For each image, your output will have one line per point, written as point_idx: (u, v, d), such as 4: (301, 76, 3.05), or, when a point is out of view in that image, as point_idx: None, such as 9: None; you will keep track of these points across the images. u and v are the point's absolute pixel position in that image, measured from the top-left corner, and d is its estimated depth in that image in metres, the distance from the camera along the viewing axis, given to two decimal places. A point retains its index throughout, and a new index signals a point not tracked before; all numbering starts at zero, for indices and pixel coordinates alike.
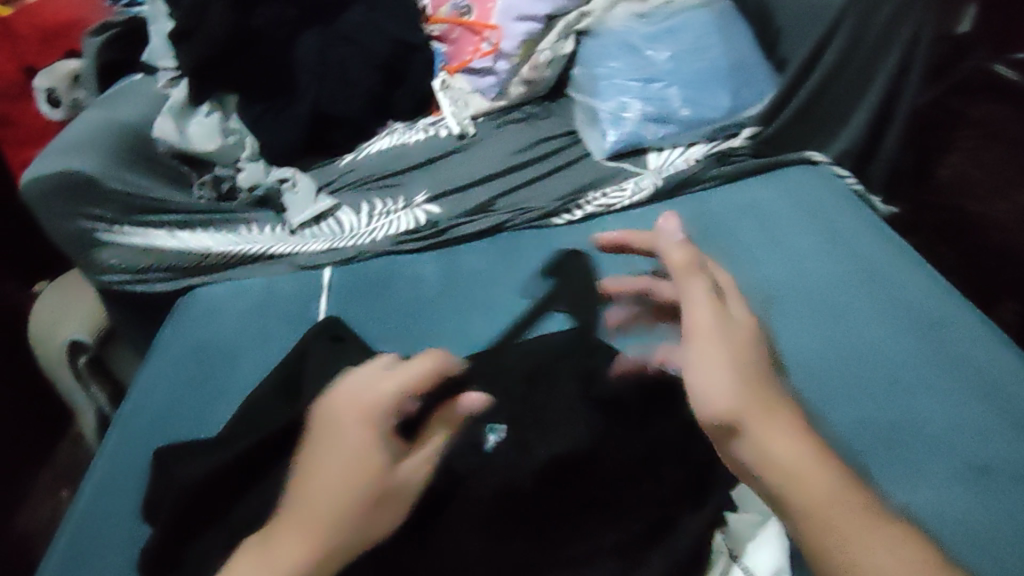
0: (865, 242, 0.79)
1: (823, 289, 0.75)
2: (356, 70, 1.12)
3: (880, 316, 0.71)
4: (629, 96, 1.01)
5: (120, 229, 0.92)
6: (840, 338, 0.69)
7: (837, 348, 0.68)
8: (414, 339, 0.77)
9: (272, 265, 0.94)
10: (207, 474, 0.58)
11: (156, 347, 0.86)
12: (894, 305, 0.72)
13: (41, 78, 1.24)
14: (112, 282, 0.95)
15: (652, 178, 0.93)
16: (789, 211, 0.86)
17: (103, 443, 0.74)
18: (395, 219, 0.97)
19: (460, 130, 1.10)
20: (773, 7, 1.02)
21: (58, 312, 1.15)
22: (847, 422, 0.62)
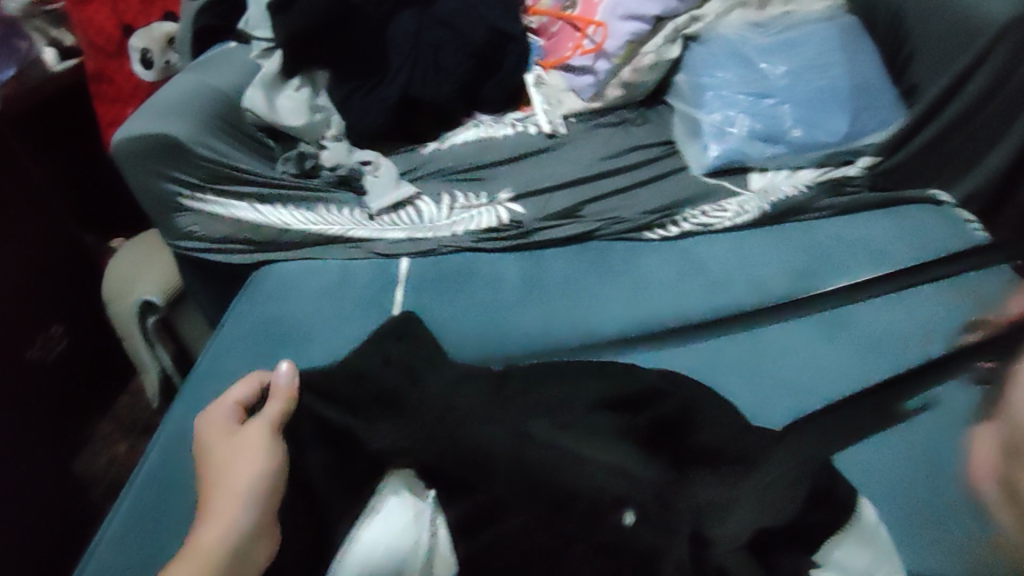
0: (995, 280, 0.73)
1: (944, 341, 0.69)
2: (449, 57, 1.09)
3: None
4: (736, 110, 0.95)
5: (203, 196, 0.92)
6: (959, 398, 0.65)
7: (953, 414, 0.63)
8: (496, 343, 0.74)
9: (348, 248, 0.92)
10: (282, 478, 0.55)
11: (227, 318, 0.84)
12: None
13: (138, 36, 1.26)
14: (191, 248, 0.95)
15: (758, 200, 0.87)
16: (907, 249, 0.80)
17: (168, 409, 0.73)
18: (477, 214, 0.93)
19: (551, 129, 1.06)
20: (906, 31, 0.95)
21: (132, 270, 1.15)
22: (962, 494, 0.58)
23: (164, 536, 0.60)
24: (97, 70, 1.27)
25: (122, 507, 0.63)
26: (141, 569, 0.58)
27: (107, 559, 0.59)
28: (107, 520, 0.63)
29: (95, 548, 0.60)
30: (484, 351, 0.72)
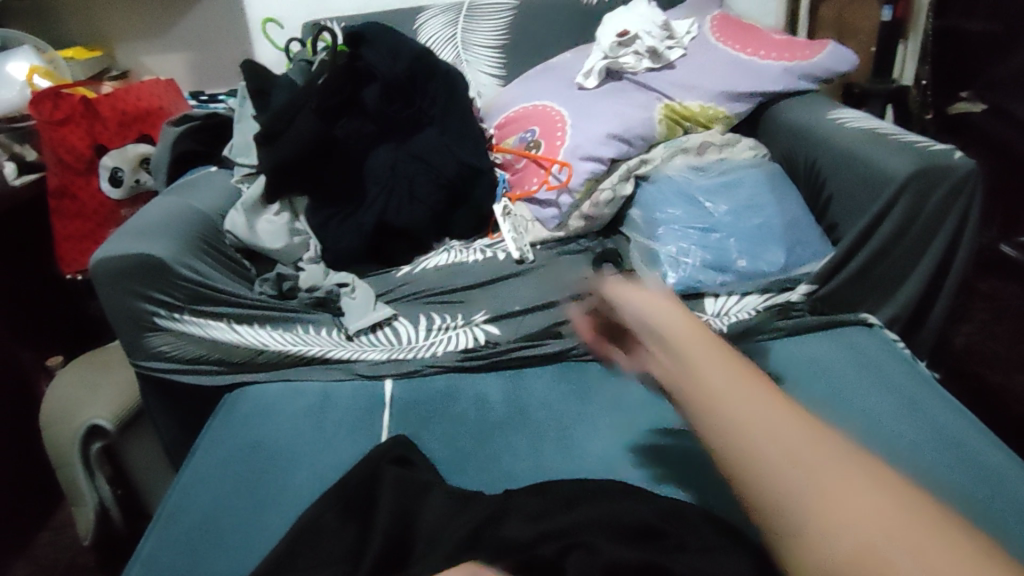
0: (928, 399, 0.80)
1: (891, 443, 0.74)
2: (421, 186, 1.16)
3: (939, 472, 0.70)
4: (688, 242, 1.06)
5: (180, 316, 0.91)
6: None
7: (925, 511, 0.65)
8: (486, 462, 0.75)
9: (330, 370, 0.92)
10: None
11: (198, 448, 0.82)
12: (961, 461, 0.71)
13: (110, 155, 1.29)
14: (157, 368, 0.93)
15: (716, 324, 0.96)
16: (853, 367, 0.87)
17: (140, 544, 0.69)
18: (455, 335, 0.97)
19: (519, 255, 1.13)
20: (825, 176, 1.09)
21: (80, 391, 1.10)
22: None
23: None
24: (61, 186, 1.29)
25: None
26: None
27: None
28: None
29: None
30: (482, 484, 0.72)
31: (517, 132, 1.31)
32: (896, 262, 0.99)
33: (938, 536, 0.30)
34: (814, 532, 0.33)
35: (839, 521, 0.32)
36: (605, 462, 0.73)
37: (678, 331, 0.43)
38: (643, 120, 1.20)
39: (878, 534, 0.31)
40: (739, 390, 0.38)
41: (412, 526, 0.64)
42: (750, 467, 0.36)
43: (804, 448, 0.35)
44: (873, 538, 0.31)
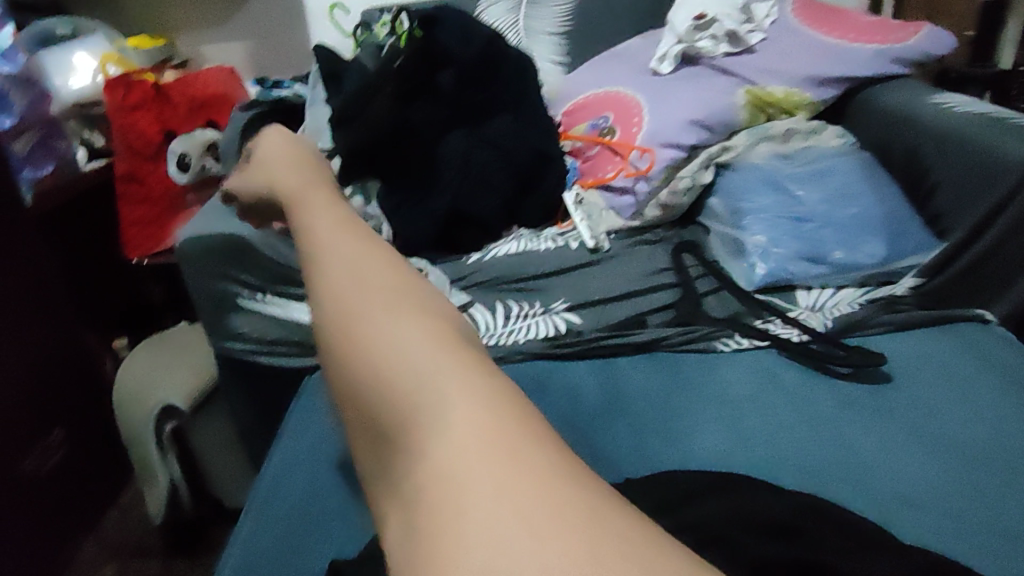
0: None
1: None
2: (495, 173, 1.13)
3: None
4: (779, 232, 1.01)
5: (260, 298, 0.88)
6: None
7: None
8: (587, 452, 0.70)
9: None
10: None
11: (283, 432, 0.79)
12: None
13: (178, 142, 1.27)
14: (237, 351, 0.92)
15: (816, 318, 0.90)
16: (978, 364, 0.80)
17: (235, 530, 0.66)
18: (536, 323, 0.94)
19: (594, 244, 1.09)
20: (929, 165, 1.03)
21: (152, 371, 1.10)
22: None
23: None
24: (128, 172, 1.29)
25: None
26: None
27: None
28: None
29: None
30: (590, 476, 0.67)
31: (588, 119, 1.27)
32: None
33: (569, 540, 0.28)
34: (440, 512, 0.31)
35: (477, 481, 0.31)
36: (720, 458, 0.67)
37: (364, 296, 0.40)
38: (726, 105, 1.15)
39: (510, 530, 0.29)
40: (437, 384, 0.35)
41: None
42: (442, 491, 0.32)
43: (462, 482, 0.31)
44: (491, 537, 0.29)
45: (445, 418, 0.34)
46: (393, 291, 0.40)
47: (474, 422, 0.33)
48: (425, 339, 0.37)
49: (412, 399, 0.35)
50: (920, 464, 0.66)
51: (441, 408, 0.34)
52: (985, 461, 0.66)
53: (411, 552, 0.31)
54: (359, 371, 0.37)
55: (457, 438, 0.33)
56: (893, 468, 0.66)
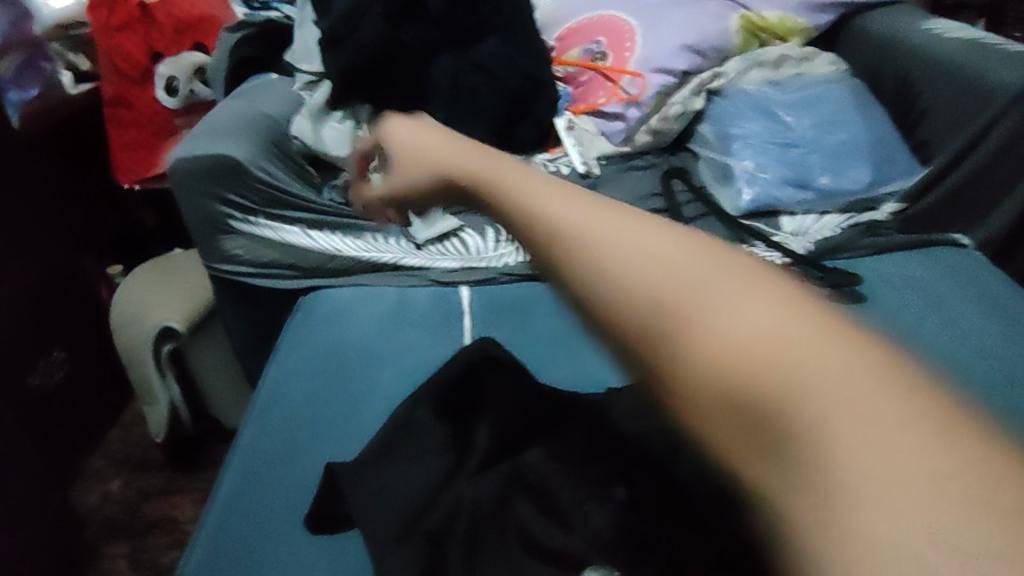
0: None
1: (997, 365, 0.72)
2: (486, 99, 1.12)
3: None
4: (766, 158, 1.02)
5: (255, 219, 0.91)
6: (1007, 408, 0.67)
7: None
8: (572, 365, 0.75)
9: (400, 276, 0.91)
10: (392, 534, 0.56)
11: (281, 344, 0.82)
12: None
13: (165, 64, 1.26)
14: (231, 272, 0.93)
15: (796, 241, 0.94)
16: (952, 286, 0.84)
17: (238, 431, 0.70)
18: (526, 247, 0.95)
19: (584, 169, 1.10)
20: (919, 92, 1.03)
21: (150, 294, 1.12)
22: None
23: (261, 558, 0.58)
24: (116, 95, 1.27)
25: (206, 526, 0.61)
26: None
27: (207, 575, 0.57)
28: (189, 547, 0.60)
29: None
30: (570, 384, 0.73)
31: (581, 43, 1.25)
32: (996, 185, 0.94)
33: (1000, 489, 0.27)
34: (774, 401, 0.30)
35: (844, 404, 0.30)
36: None
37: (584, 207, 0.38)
38: (719, 31, 1.15)
39: (936, 519, 0.27)
40: (827, 336, 0.31)
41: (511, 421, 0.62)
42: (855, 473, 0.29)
43: (794, 345, 0.31)
44: (938, 542, 0.27)
45: (746, 323, 0.31)
46: (599, 208, 0.37)
47: (793, 311, 0.32)
48: (674, 233, 0.36)
49: (738, 291, 0.32)
50: None
51: (729, 311, 0.32)
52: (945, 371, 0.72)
53: (808, 534, 0.29)
54: (594, 264, 0.34)
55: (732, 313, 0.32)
56: None
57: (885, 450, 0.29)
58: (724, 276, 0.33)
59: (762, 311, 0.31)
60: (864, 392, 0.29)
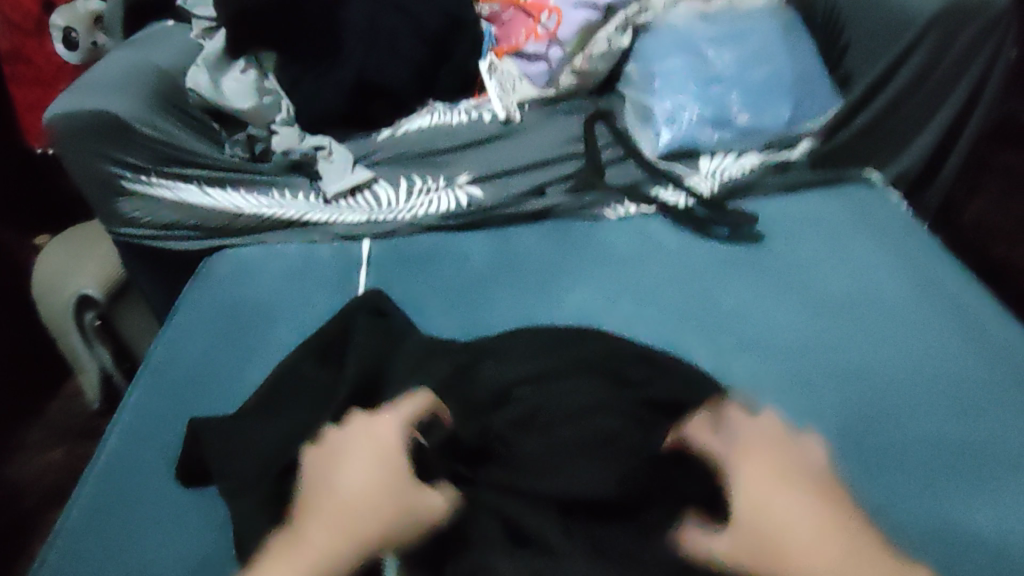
0: (930, 260, 0.80)
1: (885, 301, 0.74)
2: (404, 42, 1.08)
3: (923, 333, 0.70)
4: (686, 96, 0.98)
5: (150, 179, 0.88)
6: (888, 350, 0.68)
7: (925, 360, 0.67)
8: (469, 320, 0.74)
9: (306, 232, 0.91)
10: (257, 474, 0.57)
11: (180, 303, 0.81)
12: (954, 319, 0.72)
13: (58, 14, 1.17)
14: (131, 236, 0.91)
15: (707, 182, 0.92)
16: (858, 224, 0.85)
17: (122, 397, 0.69)
18: (436, 198, 0.93)
19: (505, 116, 1.06)
20: (846, 21, 1.01)
21: (66, 261, 1.09)
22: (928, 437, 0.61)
23: (134, 518, 0.57)
24: (13, 49, 1.19)
25: (79, 498, 0.59)
26: (112, 552, 0.55)
27: (75, 539, 0.56)
28: (73, 498, 0.60)
29: (54, 541, 0.56)
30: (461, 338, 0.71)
31: None
32: (908, 116, 0.98)
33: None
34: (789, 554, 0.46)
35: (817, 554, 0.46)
36: (590, 313, 0.74)
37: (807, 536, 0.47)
38: None
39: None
40: (789, 501, 0.49)
41: (384, 377, 0.63)
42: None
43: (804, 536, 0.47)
44: None
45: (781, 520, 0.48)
46: (798, 522, 0.47)
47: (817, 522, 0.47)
48: (794, 491, 0.49)
49: (735, 452, 0.53)
50: (784, 316, 0.73)
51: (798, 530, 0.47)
52: (832, 307, 0.74)
53: None
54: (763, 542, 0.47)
55: (795, 533, 0.47)
56: (743, 314, 0.74)
57: (787, 511, 0.48)
58: (716, 437, 0.55)
59: (753, 457, 0.53)
60: (827, 527, 0.47)
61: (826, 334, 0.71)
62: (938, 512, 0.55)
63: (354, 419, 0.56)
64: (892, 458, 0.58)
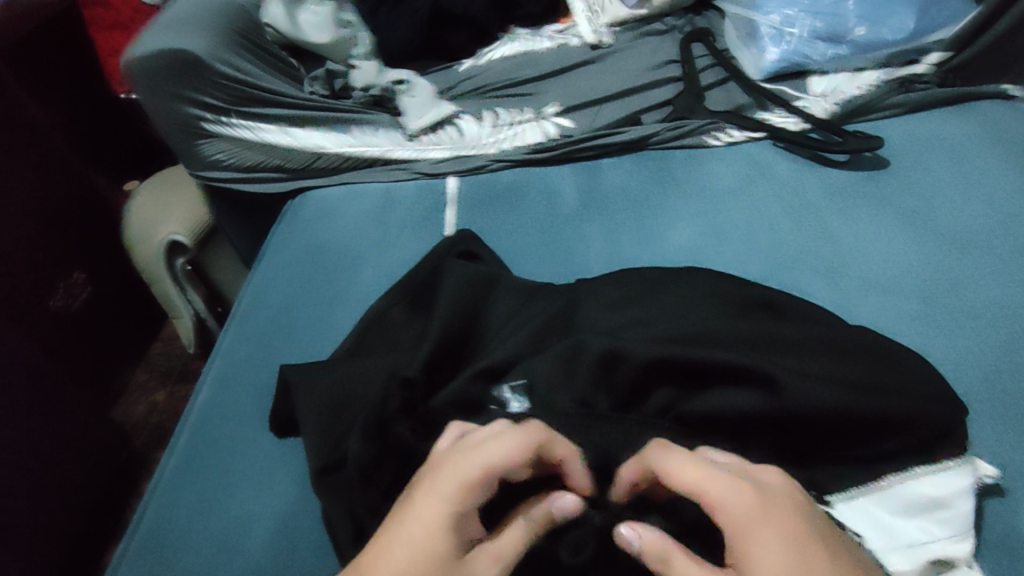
0: None
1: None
2: None
3: None
4: (795, 9, 0.88)
5: (229, 120, 0.85)
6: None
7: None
8: (566, 264, 0.69)
9: (389, 170, 0.87)
10: (356, 402, 0.54)
11: (266, 249, 0.80)
12: None
13: None
14: (217, 179, 0.89)
15: (826, 102, 0.83)
16: (995, 146, 0.75)
17: (220, 339, 0.71)
18: (522, 130, 0.88)
19: (595, 40, 0.99)
20: None
21: (156, 207, 1.10)
22: None
23: (233, 475, 0.58)
24: None
25: (178, 450, 0.61)
26: (208, 496, 0.57)
27: (175, 491, 0.58)
28: (169, 452, 0.62)
29: (155, 491, 0.59)
30: (555, 279, 0.68)
31: None
32: None
33: None
34: None
35: None
36: (689, 251, 0.69)
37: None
38: None
39: None
40: (804, 567, 0.32)
41: (476, 318, 0.60)
42: None
43: None
44: None
45: None
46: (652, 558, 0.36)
47: None
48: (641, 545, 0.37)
49: (736, 499, 0.34)
50: (894, 249, 0.66)
51: None
52: (960, 242, 0.66)
53: None
54: None
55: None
56: (860, 250, 0.67)
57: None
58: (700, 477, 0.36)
59: (776, 520, 0.34)
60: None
61: (957, 276, 0.63)
62: None
63: (447, 461, 0.37)
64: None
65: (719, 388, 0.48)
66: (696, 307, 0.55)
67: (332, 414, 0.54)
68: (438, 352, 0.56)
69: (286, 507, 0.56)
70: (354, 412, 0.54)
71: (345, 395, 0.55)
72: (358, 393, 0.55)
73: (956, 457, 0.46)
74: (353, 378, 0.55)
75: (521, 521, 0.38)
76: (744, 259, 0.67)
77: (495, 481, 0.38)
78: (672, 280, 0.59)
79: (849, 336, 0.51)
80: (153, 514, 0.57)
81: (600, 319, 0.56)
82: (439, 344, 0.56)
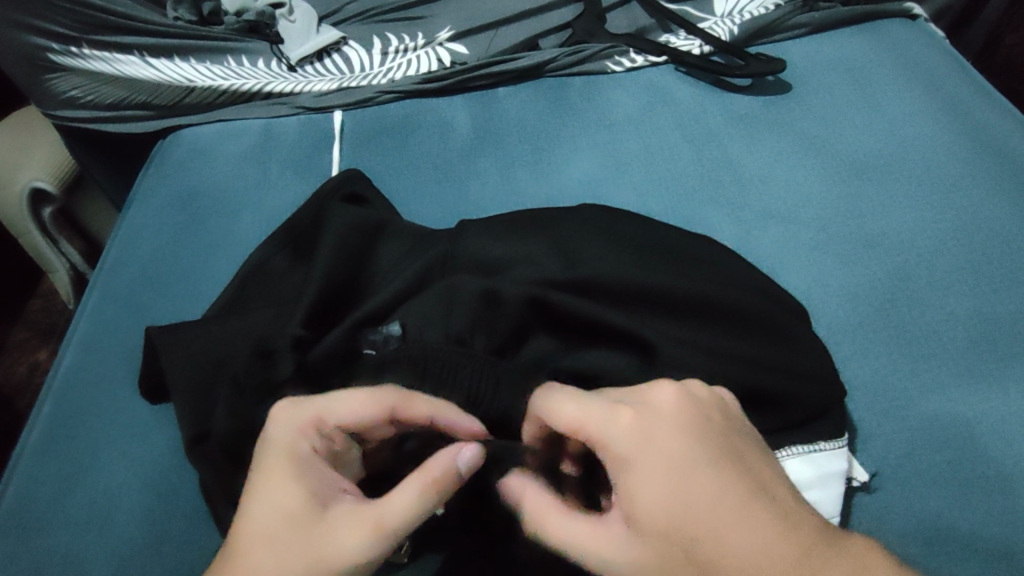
0: (979, 110, 0.69)
1: (926, 162, 0.65)
2: None
3: (965, 200, 0.62)
4: None
5: (80, 51, 0.75)
6: (925, 222, 0.61)
7: (959, 212, 0.61)
8: (457, 204, 0.66)
9: (269, 104, 0.79)
10: (216, 361, 0.50)
11: (134, 197, 0.73)
12: (1011, 177, 0.63)
13: None
14: (75, 119, 0.78)
15: (727, 23, 0.81)
16: (895, 68, 0.75)
17: (83, 301, 0.64)
18: (415, 58, 0.82)
19: None
20: None
21: (13, 153, 0.97)
22: (965, 303, 0.55)
23: (103, 446, 0.54)
24: None
25: (40, 421, 0.56)
26: (76, 469, 0.53)
27: (37, 467, 0.53)
28: (29, 426, 0.56)
29: (15, 467, 0.54)
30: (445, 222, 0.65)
31: None
32: None
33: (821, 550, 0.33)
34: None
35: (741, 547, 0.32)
36: (586, 184, 0.67)
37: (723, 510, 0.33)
38: None
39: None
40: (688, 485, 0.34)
41: (363, 266, 0.56)
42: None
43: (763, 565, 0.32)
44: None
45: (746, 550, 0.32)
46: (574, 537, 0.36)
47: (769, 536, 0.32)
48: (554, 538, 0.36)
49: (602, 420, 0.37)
50: (796, 177, 0.66)
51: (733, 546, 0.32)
52: (857, 170, 0.66)
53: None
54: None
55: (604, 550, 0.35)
56: (758, 176, 0.67)
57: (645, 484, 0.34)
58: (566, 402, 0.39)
59: (657, 446, 0.35)
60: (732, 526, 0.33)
61: (854, 202, 0.63)
62: (965, 392, 0.51)
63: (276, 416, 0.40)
64: (908, 335, 0.54)
65: (600, 346, 0.49)
66: (592, 252, 0.53)
67: (204, 375, 0.50)
68: (318, 308, 0.51)
69: (169, 481, 0.52)
70: (225, 376, 0.50)
71: (212, 360, 0.50)
72: (227, 357, 0.50)
73: (824, 437, 0.46)
74: (219, 341, 0.51)
75: (410, 479, 0.37)
76: (648, 192, 0.66)
77: (332, 435, 0.41)
78: (567, 221, 0.56)
79: (729, 280, 0.52)
80: (12, 492, 0.52)
81: (486, 257, 0.54)
82: (318, 297, 0.51)
